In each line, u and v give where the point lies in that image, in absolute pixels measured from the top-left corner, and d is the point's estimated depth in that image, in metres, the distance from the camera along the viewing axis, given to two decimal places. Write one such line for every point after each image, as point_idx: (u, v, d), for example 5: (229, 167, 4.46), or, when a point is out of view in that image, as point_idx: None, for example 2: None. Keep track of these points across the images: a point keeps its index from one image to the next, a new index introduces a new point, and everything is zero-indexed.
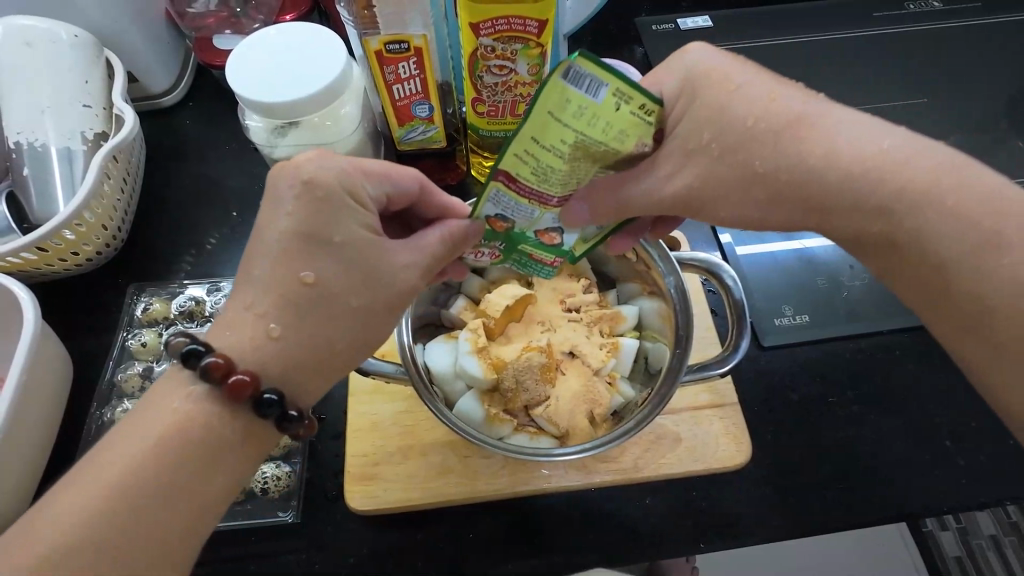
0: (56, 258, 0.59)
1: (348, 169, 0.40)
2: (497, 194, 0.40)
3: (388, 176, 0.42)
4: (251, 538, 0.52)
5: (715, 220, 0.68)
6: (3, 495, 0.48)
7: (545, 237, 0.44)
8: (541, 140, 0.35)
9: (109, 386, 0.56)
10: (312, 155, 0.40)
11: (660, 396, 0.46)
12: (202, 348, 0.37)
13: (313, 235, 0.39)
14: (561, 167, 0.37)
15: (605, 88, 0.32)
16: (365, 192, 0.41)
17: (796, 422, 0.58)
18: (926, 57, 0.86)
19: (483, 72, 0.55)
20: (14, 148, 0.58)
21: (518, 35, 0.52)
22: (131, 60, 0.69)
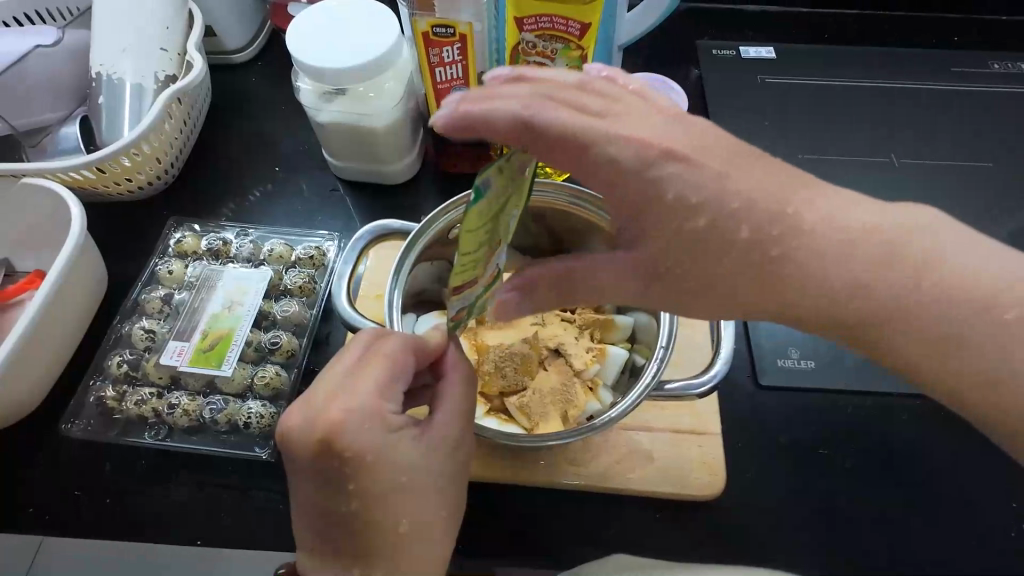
0: (112, 181, 0.65)
1: (371, 410, 0.38)
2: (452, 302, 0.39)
3: (392, 381, 0.40)
4: (225, 468, 0.54)
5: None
6: (26, 382, 0.53)
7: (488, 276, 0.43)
8: (474, 247, 0.36)
9: (133, 304, 0.61)
10: (326, 431, 0.37)
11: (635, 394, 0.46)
12: None
13: (373, 465, 0.38)
14: (491, 242, 0.39)
15: (491, 178, 0.33)
16: (389, 417, 0.39)
17: (781, 466, 0.56)
18: (1001, 121, 0.81)
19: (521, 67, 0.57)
20: (96, 78, 0.64)
21: (559, 36, 0.53)
22: (212, 15, 0.75)
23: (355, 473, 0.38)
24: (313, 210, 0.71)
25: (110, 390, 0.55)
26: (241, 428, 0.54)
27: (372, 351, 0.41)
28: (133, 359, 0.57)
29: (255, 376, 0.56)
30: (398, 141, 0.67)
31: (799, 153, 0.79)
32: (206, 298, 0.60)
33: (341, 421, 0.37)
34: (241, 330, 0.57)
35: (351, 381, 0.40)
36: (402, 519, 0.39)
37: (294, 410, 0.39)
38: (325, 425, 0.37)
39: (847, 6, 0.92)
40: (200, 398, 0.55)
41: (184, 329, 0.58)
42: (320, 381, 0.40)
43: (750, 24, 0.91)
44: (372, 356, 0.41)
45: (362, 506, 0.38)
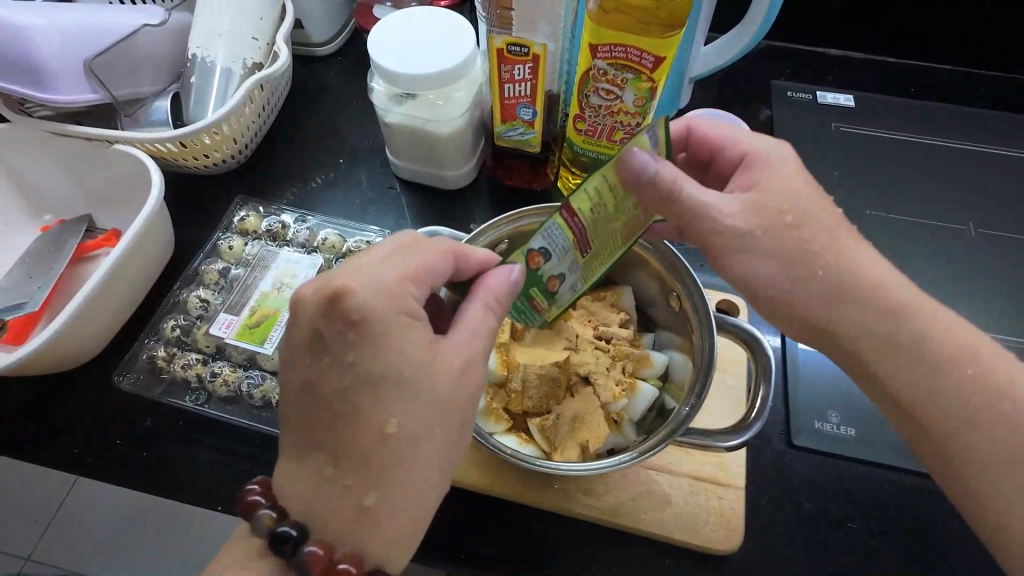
0: (191, 155, 0.69)
1: (390, 286, 0.41)
2: (554, 226, 0.45)
3: (424, 270, 0.43)
4: (252, 441, 0.56)
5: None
6: (90, 333, 0.58)
7: (550, 282, 0.48)
8: (608, 184, 0.41)
9: (194, 272, 0.65)
10: (355, 284, 0.40)
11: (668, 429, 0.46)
12: (293, 534, 0.40)
13: (379, 342, 0.40)
14: (605, 210, 0.43)
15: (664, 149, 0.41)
16: (412, 300, 0.42)
17: (803, 532, 0.54)
18: None
19: (591, 91, 0.57)
20: (191, 59, 0.69)
21: (633, 66, 0.53)
22: (303, 10, 0.80)
23: (354, 339, 0.39)
24: (369, 204, 0.74)
25: (162, 350, 0.59)
26: (273, 406, 0.56)
27: (417, 245, 0.44)
28: (185, 324, 0.60)
29: None
30: (459, 148, 0.69)
31: (867, 208, 0.76)
32: (259, 277, 0.63)
33: (357, 285, 0.40)
34: (287, 312, 0.60)
35: (379, 260, 0.43)
36: (390, 417, 0.39)
37: (317, 280, 0.42)
38: (342, 283, 0.40)
39: (941, 60, 0.88)
40: (240, 370, 0.58)
41: (235, 303, 0.61)
42: (360, 257, 0.44)
43: (832, 69, 0.88)
44: (413, 251, 0.44)
45: (359, 394, 0.40)
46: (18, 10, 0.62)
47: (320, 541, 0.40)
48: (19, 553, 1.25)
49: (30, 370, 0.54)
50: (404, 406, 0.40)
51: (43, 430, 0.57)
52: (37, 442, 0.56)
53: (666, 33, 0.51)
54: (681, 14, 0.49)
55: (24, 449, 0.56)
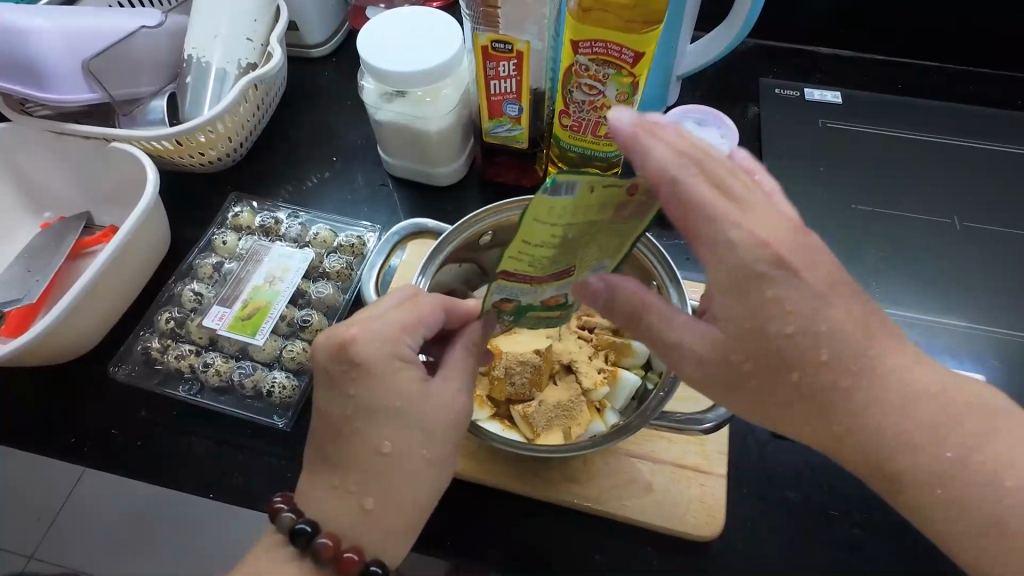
0: (186, 153, 0.70)
1: (386, 334, 0.43)
2: (500, 287, 0.40)
3: (417, 322, 0.44)
4: (243, 430, 0.57)
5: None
6: (85, 325, 0.59)
7: (550, 300, 0.44)
8: (532, 241, 0.36)
9: (188, 267, 0.66)
10: (356, 331, 0.42)
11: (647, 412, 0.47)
12: (309, 528, 0.41)
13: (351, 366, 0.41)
14: (553, 255, 0.38)
15: (580, 184, 0.32)
16: (406, 350, 0.43)
17: (784, 519, 0.54)
18: None
19: (574, 85, 0.58)
20: (187, 59, 0.71)
21: (614, 61, 0.54)
22: (298, 13, 0.82)
23: (356, 381, 0.42)
24: (361, 202, 0.76)
25: (156, 342, 0.60)
26: (264, 395, 0.57)
27: (412, 296, 0.45)
28: (179, 316, 0.61)
29: (284, 349, 0.59)
30: (447, 144, 0.70)
31: (852, 205, 0.76)
32: (251, 271, 0.64)
33: (358, 332, 0.42)
34: (278, 304, 0.61)
35: (382, 308, 0.45)
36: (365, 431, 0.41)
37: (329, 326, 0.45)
38: (347, 332, 0.42)
39: (927, 58, 0.89)
40: (233, 361, 0.59)
41: (228, 296, 0.62)
42: (362, 307, 0.46)
43: (820, 66, 0.89)
44: (408, 303, 0.45)
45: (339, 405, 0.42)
46: (20, 13, 0.64)
47: (330, 531, 0.42)
48: (24, 551, 1.26)
49: (29, 360, 0.55)
50: (381, 422, 0.42)
51: (44, 417, 0.58)
52: (36, 430, 0.58)
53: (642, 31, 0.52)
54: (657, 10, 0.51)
55: (20, 441, 0.57)
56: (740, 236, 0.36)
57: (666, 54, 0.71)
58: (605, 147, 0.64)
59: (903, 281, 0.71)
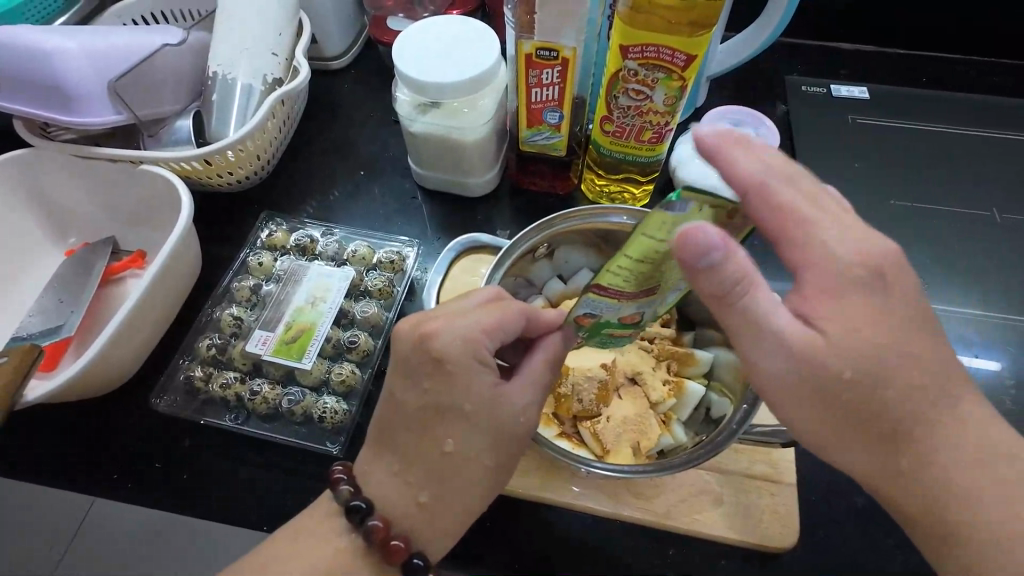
0: (214, 173, 0.68)
1: (466, 333, 0.41)
2: (589, 300, 0.41)
3: (501, 324, 0.43)
4: (295, 457, 0.55)
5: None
6: (126, 354, 0.57)
7: (629, 318, 0.43)
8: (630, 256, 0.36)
9: (224, 290, 0.64)
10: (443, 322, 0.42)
11: (728, 429, 0.46)
12: (364, 508, 0.42)
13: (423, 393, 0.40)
14: (644, 273, 0.38)
15: (691, 202, 0.34)
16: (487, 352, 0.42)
17: (855, 526, 0.53)
18: None
19: (621, 90, 0.57)
20: (212, 76, 0.69)
21: (665, 66, 0.54)
22: (318, 24, 0.80)
23: (444, 420, 0.41)
24: (393, 215, 0.74)
25: (198, 370, 0.58)
26: (314, 421, 0.55)
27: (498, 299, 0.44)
28: (221, 342, 0.59)
29: (331, 372, 0.58)
30: (482, 154, 0.69)
31: (890, 201, 0.76)
32: (292, 292, 0.62)
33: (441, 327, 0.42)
34: (322, 326, 0.59)
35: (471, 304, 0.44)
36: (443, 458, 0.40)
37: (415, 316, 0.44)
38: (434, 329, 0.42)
39: (949, 50, 0.89)
40: (279, 386, 0.57)
41: (270, 319, 0.60)
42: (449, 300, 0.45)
43: (842, 62, 0.89)
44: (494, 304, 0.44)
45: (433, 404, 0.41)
46: (44, 34, 0.62)
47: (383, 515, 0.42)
48: None
49: (70, 395, 0.53)
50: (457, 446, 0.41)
51: (84, 453, 0.56)
52: (78, 466, 0.55)
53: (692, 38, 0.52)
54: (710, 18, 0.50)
55: (61, 477, 0.55)
56: (845, 251, 0.37)
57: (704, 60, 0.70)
58: (648, 153, 0.63)
59: (943, 277, 0.70)
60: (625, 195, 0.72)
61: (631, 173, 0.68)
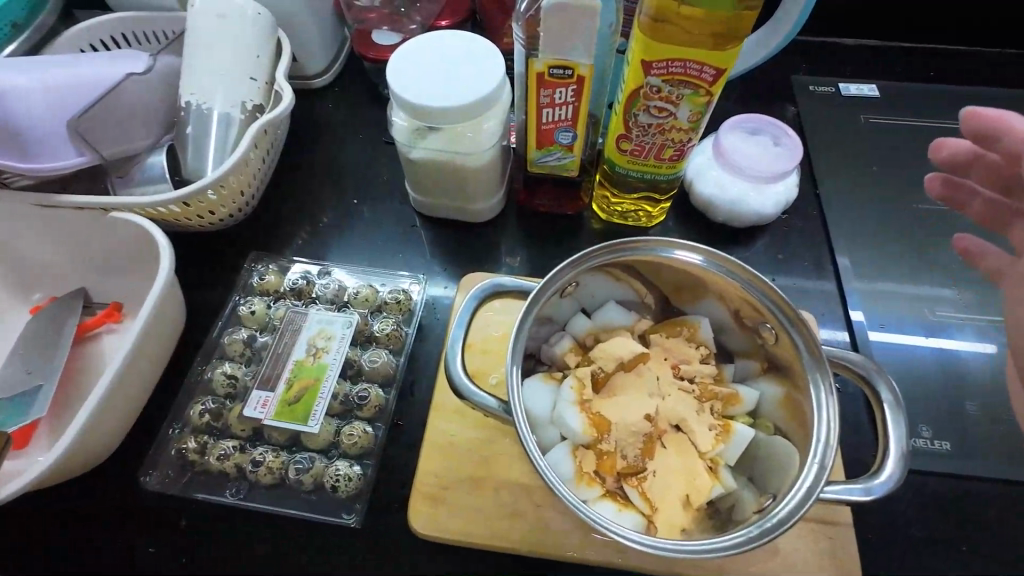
0: (195, 214, 0.62)
1: None
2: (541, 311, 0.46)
3: None
4: (307, 530, 0.50)
5: (847, 293, 0.64)
6: (108, 429, 0.50)
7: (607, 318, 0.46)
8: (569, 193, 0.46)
9: (213, 346, 0.58)
10: None
11: (803, 490, 0.39)
12: None
13: None
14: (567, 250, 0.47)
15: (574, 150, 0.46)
16: None
17: (914, 561, 0.50)
18: None
19: (641, 104, 0.53)
20: (185, 106, 0.62)
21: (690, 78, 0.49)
22: (298, 42, 0.74)
23: None
24: (394, 246, 0.68)
25: (191, 441, 0.52)
26: (326, 490, 0.50)
27: None
28: (214, 407, 0.53)
29: (342, 432, 0.52)
30: (488, 178, 0.64)
31: (915, 201, 0.71)
32: (290, 344, 0.56)
33: None
34: (328, 381, 0.54)
35: None
36: None
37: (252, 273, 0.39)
38: None
39: (956, 42, 0.86)
40: (284, 453, 0.51)
41: (268, 376, 0.54)
42: None
43: (848, 59, 0.85)
44: None
45: None
46: None
47: None
48: None
49: (49, 483, 0.47)
50: None
51: (62, 551, 0.50)
52: (56, 568, 0.49)
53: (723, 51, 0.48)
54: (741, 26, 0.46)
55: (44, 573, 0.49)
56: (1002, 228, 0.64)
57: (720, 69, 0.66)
58: (668, 173, 0.59)
59: None
60: (640, 213, 0.68)
61: (645, 191, 0.64)
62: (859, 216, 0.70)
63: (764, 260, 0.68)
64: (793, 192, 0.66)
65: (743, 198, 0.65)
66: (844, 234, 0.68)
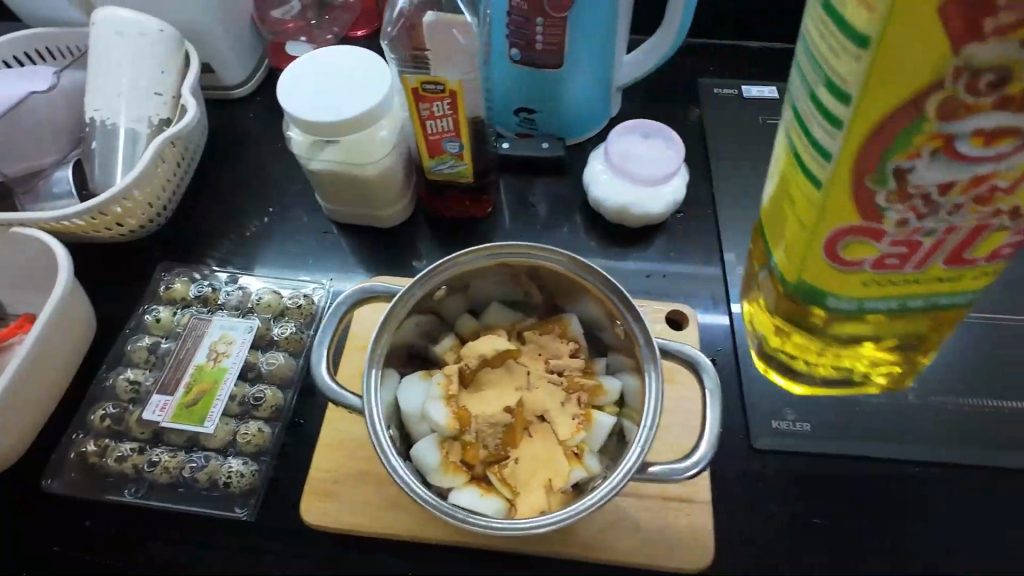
0: (103, 226, 0.64)
1: None
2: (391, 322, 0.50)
3: None
4: (204, 525, 0.53)
5: (730, 280, 0.68)
6: (9, 436, 0.53)
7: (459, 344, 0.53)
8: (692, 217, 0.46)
9: (119, 353, 0.60)
10: None
11: (625, 470, 0.42)
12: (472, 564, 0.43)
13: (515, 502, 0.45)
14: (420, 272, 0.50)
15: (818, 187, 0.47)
16: None
17: (767, 533, 0.55)
18: None
19: (920, 157, 0.37)
20: (90, 123, 0.65)
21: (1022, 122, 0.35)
22: (210, 54, 0.76)
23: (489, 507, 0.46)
24: (307, 253, 0.71)
25: (92, 444, 0.55)
26: (220, 486, 0.53)
27: None
28: (115, 412, 0.56)
29: (238, 432, 0.55)
30: (390, 186, 0.67)
31: None
32: (192, 349, 0.59)
33: None
34: (225, 384, 0.57)
35: None
36: None
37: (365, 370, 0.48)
38: None
39: None
40: (181, 454, 0.54)
41: (168, 381, 0.57)
42: None
43: (755, 58, 0.88)
44: None
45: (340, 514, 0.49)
46: None
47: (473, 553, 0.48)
48: None
49: None
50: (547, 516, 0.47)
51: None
52: None
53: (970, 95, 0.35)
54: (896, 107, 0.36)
55: None
56: None
57: (606, 44, 0.68)
58: (841, 285, 0.46)
59: None
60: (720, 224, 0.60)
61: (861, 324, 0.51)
62: (749, 211, 0.73)
63: (657, 257, 0.71)
64: (683, 192, 0.70)
65: (634, 200, 0.69)
66: (735, 229, 0.72)
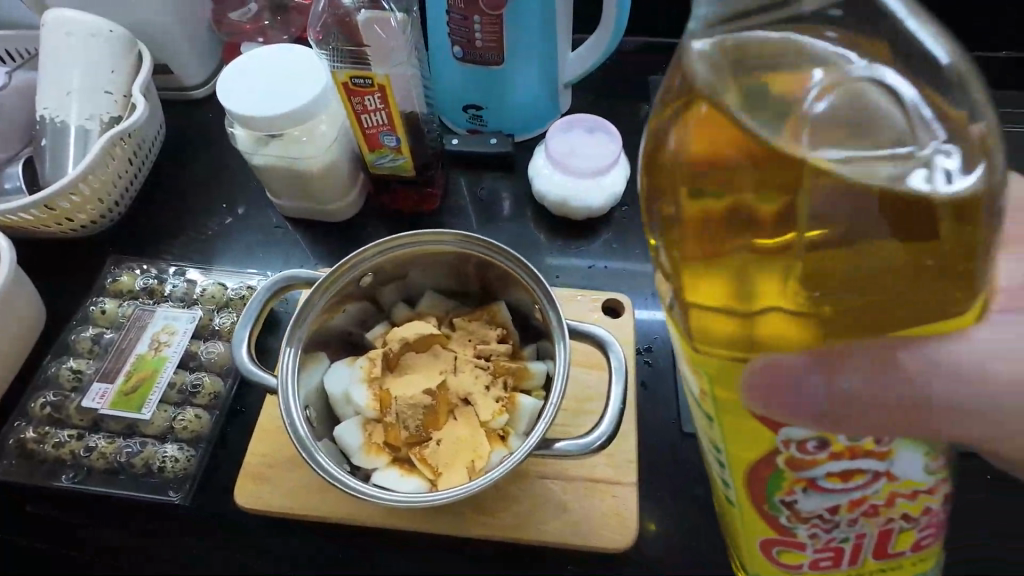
0: (53, 221, 0.66)
1: None
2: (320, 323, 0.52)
3: None
4: (139, 509, 0.54)
5: None
6: None
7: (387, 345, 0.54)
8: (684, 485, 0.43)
9: (64, 343, 0.62)
10: None
11: (528, 445, 0.44)
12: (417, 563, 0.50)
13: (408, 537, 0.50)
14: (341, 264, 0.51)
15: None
16: None
17: (695, 517, 0.55)
18: None
19: (789, 498, 0.33)
20: (41, 121, 0.67)
21: (866, 465, 0.31)
22: (165, 55, 0.77)
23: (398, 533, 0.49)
24: (256, 246, 0.71)
25: (32, 431, 0.56)
26: (154, 472, 0.54)
27: None
28: (57, 399, 0.58)
29: (175, 419, 0.56)
30: (334, 181, 0.68)
31: None
32: (135, 339, 0.60)
33: None
34: (165, 372, 0.58)
35: None
36: None
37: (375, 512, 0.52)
38: None
39: None
40: (119, 440, 0.56)
41: (109, 370, 0.59)
42: None
43: None
44: None
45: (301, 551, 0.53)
46: None
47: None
48: None
49: None
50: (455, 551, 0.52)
51: None
52: None
53: (796, 273, 0.31)
54: (739, 377, 0.29)
55: None
56: None
57: (545, 42, 0.70)
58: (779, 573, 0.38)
59: None
60: None
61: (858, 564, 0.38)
62: None
63: (600, 249, 0.72)
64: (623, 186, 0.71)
65: (573, 193, 0.70)
66: None
